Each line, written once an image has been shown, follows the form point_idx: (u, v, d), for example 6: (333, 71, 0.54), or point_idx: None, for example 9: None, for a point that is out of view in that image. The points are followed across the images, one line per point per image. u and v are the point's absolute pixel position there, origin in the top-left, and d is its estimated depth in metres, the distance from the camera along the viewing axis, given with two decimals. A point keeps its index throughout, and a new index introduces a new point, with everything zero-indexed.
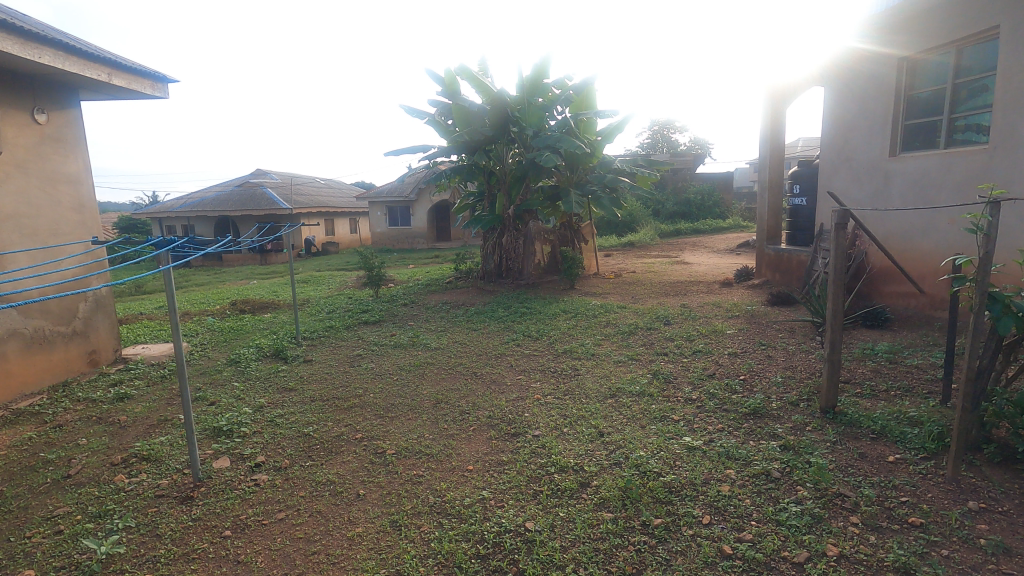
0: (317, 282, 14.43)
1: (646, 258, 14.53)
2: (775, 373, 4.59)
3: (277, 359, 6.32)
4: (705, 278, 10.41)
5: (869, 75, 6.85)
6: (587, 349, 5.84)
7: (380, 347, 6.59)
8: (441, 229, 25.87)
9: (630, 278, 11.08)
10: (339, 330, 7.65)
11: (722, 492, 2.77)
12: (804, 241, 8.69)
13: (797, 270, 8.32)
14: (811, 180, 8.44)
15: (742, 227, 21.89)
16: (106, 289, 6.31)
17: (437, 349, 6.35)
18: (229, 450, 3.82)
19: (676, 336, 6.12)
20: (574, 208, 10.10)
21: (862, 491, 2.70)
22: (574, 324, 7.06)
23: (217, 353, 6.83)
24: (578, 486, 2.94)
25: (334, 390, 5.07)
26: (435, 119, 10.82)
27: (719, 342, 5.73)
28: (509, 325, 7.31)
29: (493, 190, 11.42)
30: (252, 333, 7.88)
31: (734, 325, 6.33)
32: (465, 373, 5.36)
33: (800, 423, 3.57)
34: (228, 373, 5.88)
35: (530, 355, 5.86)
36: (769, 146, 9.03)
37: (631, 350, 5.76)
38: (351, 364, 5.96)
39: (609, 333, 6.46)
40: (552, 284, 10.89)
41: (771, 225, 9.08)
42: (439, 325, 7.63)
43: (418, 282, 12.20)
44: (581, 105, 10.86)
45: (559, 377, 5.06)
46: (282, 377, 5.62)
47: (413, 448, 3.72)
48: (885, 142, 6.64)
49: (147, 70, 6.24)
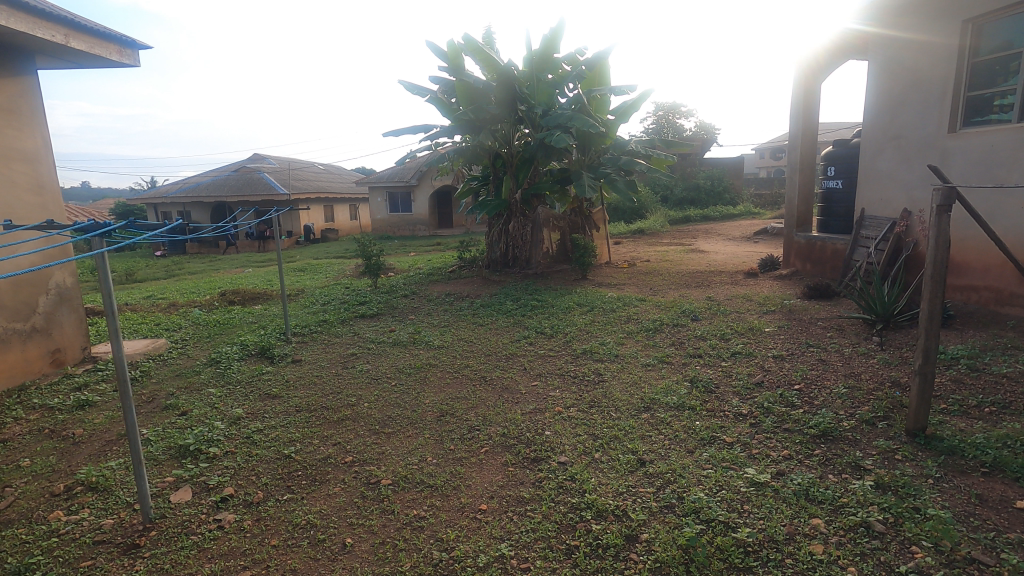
0: (314, 270, 13.80)
1: (658, 245, 13.83)
2: (836, 383, 3.93)
3: (264, 359, 5.68)
4: (728, 267, 9.70)
5: (925, 42, 6.06)
6: (610, 349, 5.20)
7: (377, 346, 5.95)
8: (443, 216, 25.15)
9: (646, 268, 10.41)
10: (333, 325, 7.01)
11: (815, 556, 2.14)
12: (838, 228, 8.00)
13: (832, 259, 7.62)
14: (847, 162, 7.76)
15: (754, 213, 21.13)
16: (72, 280, 5.64)
17: (441, 348, 5.70)
18: (192, 479, 3.20)
19: (708, 334, 5.45)
20: (587, 192, 9.39)
21: (1003, 557, 2.05)
22: (591, 319, 6.41)
23: (198, 351, 6.18)
24: (624, 542, 2.32)
25: (324, 398, 4.43)
26: (437, 96, 10.08)
27: (760, 342, 5.07)
28: (519, 320, 6.65)
29: (499, 174, 10.68)
30: (238, 328, 7.24)
31: (772, 322, 5.67)
32: (472, 379, 4.71)
33: (885, 449, 2.92)
34: (206, 376, 5.24)
35: (546, 356, 5.21)
36: (801, 126, 8.31)
37: (659, 351, 5.11)
38: (344, 365, 5.31)
39: (632, 330, 5.81)
40: (563, 274, 10.19)
41: (801, 211, 8.42)
42: (442, 320, 6.98)
43: (420, 271, 11.54)
44: (593, 81, 10.15)
45: (581, 383, 4.42)
46: (265, 381, 4.97)
47: (414, 478, 3.08)
48: (941, 117, 5.90)
49: (112, 33, 5.53)
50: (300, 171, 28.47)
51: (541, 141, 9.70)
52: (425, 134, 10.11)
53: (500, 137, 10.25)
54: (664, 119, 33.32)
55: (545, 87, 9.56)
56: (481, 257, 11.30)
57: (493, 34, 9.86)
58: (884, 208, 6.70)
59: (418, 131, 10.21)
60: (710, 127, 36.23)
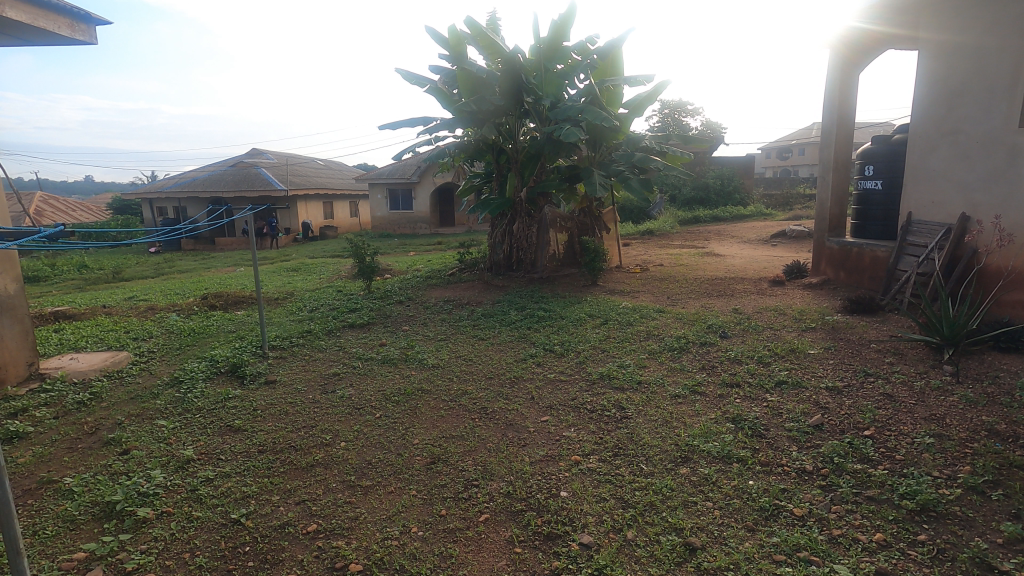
0: (308, 271, 13.12)
1: (670, 248, 13.10)
2: (916, 429, 3.19)
3: (234, 379, 4.97)
4: (750, 274, 8.97)
5: (992, 22, 5.30)
6: (631, 374, 4.48)
7: (363, 364, 5.24)
8: (444, 214, 24.45)
9: (661, 273, 9.66)
10: (317, 337, 6.31)
11: None
12: (876, 234, 7.27)
13: (871, 267, 6.89)
14: (888, 160, 7.04)
15: (765, 214, 20.38)
16: (16, 288, 4.99)
17: (436, 368, 5.00)
18: (109, 557, 2.51)
19: (743, 357, 4.73)
20: (598, 190, 8.66)
21: None
22: (606, 334, 5.68)
23: (163, 367, 5.48)
24: None
25: (292, 435, 3.72)
26: (438, 86, 9.36)
27: (806, 369, 4.34)
28: (524, 334, 5.94)
29: (503, 171, 9.96)
30: (213, 339, 6.53)
31: (816, 342, 4.94)
32: (470, 412, 3.99)
33: (1015, 538, 2.21)
34: (164, 400, 4.53)
35: (556, 381, 4.49)
36: (837, 120, 7.55)
37: (688, 378, 4.39)
38: (323, 390, 4.60)
39: (654, 350, 5.09)
40: (571, 279, 9.44)
41: (835, 213, 7.70)
42: (438, 333, 6.26)
43: (417, 274, 10.81)
44: (604, 72, 9.42)
45: (600, 420, 3.70)
46: (230, 409, 4.26)
47: (393, 562, 2.40)
48: (1009, 109, 5.15)
49: (63, 5, 4.85)
50: (299, 166, 27.76)
51: (549, 136, 8.98)
52: (424, 127, 9.39)
53: (505, 131, 9.51)
54: (670, 118, 32.58)
55: (554, 77, 8.84)
56: (482, 259, 10.57)
57: (498, 20, 9.14)
58: (936, 212, 5.98)
59: (417, 123, 9.49)
60: (717, 126, 35.43)
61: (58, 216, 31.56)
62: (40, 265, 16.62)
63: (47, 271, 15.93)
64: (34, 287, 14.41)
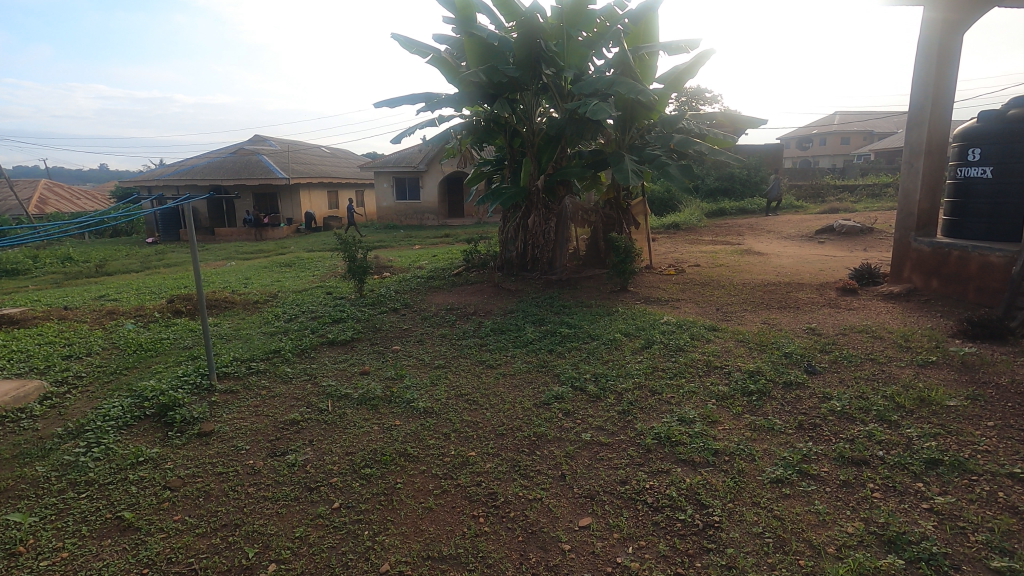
0: (301, 267, 11.85)
1: (702, 245, 11.68)
2: None
3: (158, 430, 3.68)
4: (810, 279, 7.53)
5: None
6: (701, 438, 3.13)
7: (334, 406, 3.94)
8: (453, 204, 23.11)
9: (700, 276, 8.27)
10: (285, 359, 5.03)
11: None
12: (980, 233, 5.86)
13: (979, 276, 5.49)
14: (1001, 143, 5.61)
15: (796, 207, 18.89)
16: None
17: (427, 416, 3.69)
18: None
19: (856, 411, 3.37)
20: (630, 179, 7.25)
21: None
22: (651, 365, 4.34)
23: (78, 405, 4.21)
24: None
25: (202, 546, 2.47)
26: (442, 56, 7.98)
27: (961, 438, 2.97)
28: (545, 361, 4.62)
29: (516, 156, 8.59)
30: (159, 360, 5.26)
31: (953, 389, 3.55)
32: (473, 501, 2.70)
33: None
34: (49, 465, 3.24)
35: (594, 447, 3.17)
36: (931, 95, 6.06)
37: (787, 447, 3.03)
38: (271, 452, 3.32)
39: (722, 394, 3.74)
40: (595, 283, 8.09)
41: (926, 208, 6.25)
42: (436, 356, 4.96)
43: (417, 273, 9.48)
44: (637, 40, 8.03)
45: (673, 533, 2.39)
46: (131, 485, 2.98)
47: None
48: None
49: None
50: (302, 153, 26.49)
51: (571, 115, 7.58)
52: (426, 104, 8.05)
53: (519, 110, 8.13)
54: (689, 105, 30.81)
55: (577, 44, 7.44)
56: (492, 258, 9.22)
57: None
58: None
59: (418, 100, 8.16)
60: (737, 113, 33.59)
61: (60, 203, 30.60)
62: (22, 257, 15.58)
63: (27, 264, 14.86)
64: (10, 282, 13.35)
